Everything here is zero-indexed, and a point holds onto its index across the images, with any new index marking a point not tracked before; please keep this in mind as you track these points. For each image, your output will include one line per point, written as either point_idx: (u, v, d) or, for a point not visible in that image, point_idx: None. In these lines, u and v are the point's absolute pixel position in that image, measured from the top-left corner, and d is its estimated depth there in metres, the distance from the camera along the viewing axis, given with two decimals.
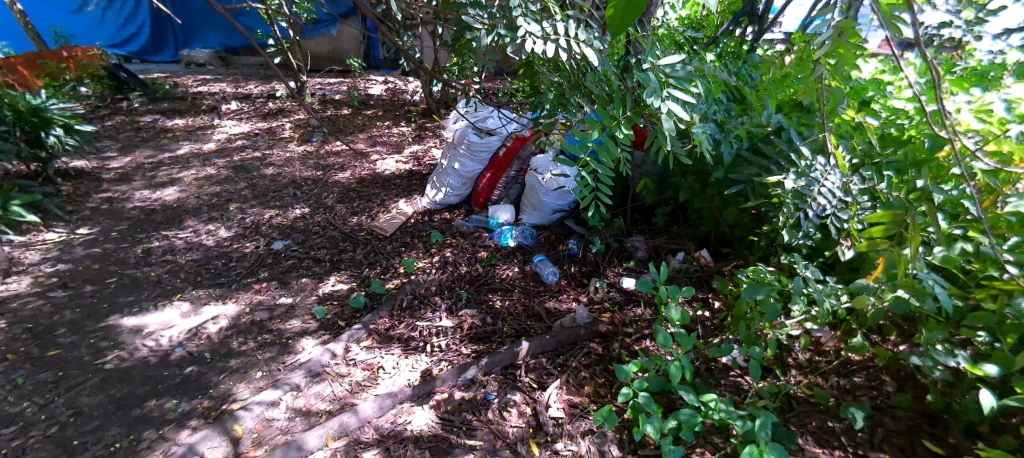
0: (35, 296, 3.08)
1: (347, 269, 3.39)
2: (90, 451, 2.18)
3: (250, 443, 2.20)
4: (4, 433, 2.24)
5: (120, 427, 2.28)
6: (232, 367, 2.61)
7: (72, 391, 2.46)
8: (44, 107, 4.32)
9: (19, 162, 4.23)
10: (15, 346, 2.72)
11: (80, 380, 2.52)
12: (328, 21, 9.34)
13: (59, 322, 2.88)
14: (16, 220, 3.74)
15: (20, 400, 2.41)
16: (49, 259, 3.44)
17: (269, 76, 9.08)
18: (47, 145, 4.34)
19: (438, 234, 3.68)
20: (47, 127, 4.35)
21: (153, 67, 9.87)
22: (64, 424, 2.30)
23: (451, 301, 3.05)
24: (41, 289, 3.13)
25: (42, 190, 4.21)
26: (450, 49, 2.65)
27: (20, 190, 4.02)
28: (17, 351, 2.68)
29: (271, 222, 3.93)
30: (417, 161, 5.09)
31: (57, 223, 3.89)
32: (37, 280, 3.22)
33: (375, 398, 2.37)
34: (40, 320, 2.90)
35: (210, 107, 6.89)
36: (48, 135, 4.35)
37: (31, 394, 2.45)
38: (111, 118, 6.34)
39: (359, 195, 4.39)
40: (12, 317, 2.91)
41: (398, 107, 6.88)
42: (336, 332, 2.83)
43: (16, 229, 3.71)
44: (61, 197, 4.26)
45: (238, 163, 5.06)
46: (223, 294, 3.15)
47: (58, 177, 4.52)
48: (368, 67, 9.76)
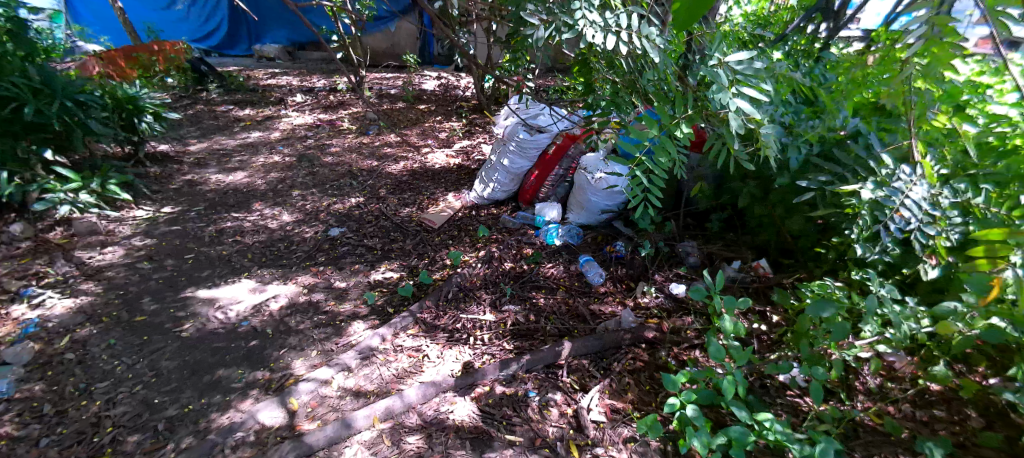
0: (126, 266, 3.32)
1: (396, 258, 3.45)
2: (168, 410, 2.32)
3: (305, 417, 2.28)
4: (97, 388, 2.42)
5: (193, 391, 2.42)
6: (289, 345, 2.71)
7: (154, 354, 2.63)
8: (137, 96, 4.71)
9: (116, 144, 4.57)
10: (109, 310, 2.92)
11: (161, 345, 2.69)
12: (387, 17, 9.57)
13: (145, 291, 3.09)
14: (112, 198, 4.05)
15: (112, 359, 2.59)
16: (139, 233, 3.71)
17: (331, 70, 9.42)
18: (139, 131, 4.67)
19: (485, 229, 3.70)
20: (140, 114, 4.68)
21: (229, 60, 10.46)
22: (147, 384, 2.45)
23: (496, 296, 3.05)
24: (130, 260, 3.37)
25: (135, 171, 4.55)
26: (504, 46, 2.63)
27: (116, 170, 4.36)
28: (110, 314, 2.88)
29: (329, 210, 4.07)
30: (466, 156, 5.13)
31: (145, 201, 4.18)
32: (128, 252, 3.46)
33: (420, 385, 2.40)
34: (130, 287, 3.12)
35: (278, 98, 7.23)
36: (140, 122, 4.68)
37: (119, 354, 2.62)
38: (192, 107, 6.76)
39: (410, 187, 4.47)
40: (106, 284, 3.13)
41: (450, 102, 6.96)
42: (384, 318, 2.89)
43: (113, 206, 4.01)
44: (150, 178, 4.58)
45: (301, 152, 5.28)
46: (284, 275, 3.28)
47: (147, 160, 4.86)
48: (422, 63, 9.95)
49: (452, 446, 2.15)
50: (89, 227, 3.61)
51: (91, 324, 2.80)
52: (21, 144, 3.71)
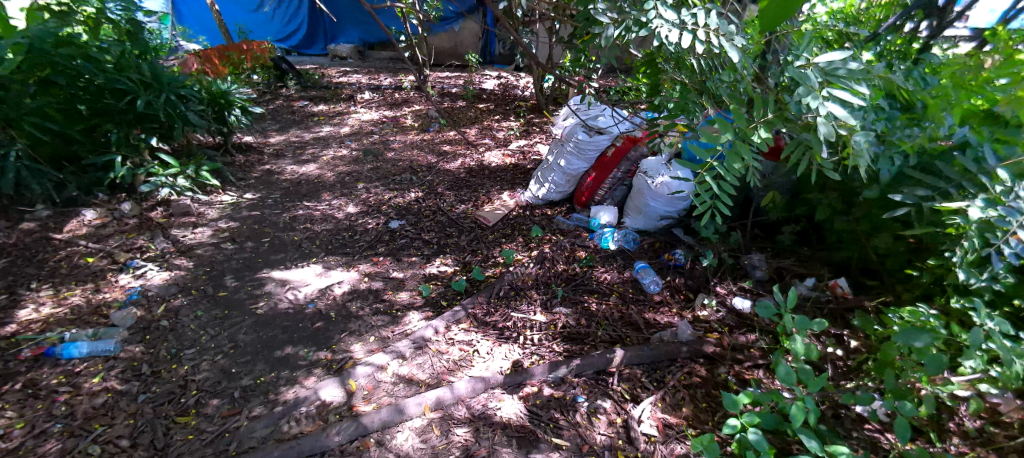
0: (212, 245, 3.56)
1: (451, 253, 3.49)
2: (243, 381, 2.45)
3: (361, 399, 2.34)
4: (186, 354, 2.58)
5: (265, 365, 2.54)
6: (349, 329, 2.80)
7: (233, 328, 2.78)
8: (227, 91, 4.97)
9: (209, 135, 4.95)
10: (197, 284, 3.13)
11: (238, 320, 2.85)
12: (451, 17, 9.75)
13: (227, 269, 3.30)
14: (204, 183, 4.36)
15: (201, 330, 2.75)
16: (224, 216, 3.97)
17: (397, 69, 9.71)
18: (229, 123, 5.00)
19: (538, 229, 3.66)
20: (229, 107, 5.01)
21: (307, 59, 11.05)
22: (227, 354, 2.61)
23: (547, 297, 3.00)
24: (216, 241, 3.61)
25: (223, 160, 4.87)
26: (566, 46, 2.59)
27: (208, 158, 4.69)
28: (198, 288, 3.08)
29: (390, 203, 4.18)
30: (522, 156, 5.12)
31: (231, 188, 4.47)
32: (215, 234, 3.70)
33: (469, 379, 2.41)
34: (216, 265, 3.34)
35: (347, 95, 7.54)
36: (229, 115, 5.01)
37: (204, 325, 2.79)
38: (272, 102, 7.19)
39: (468, 184, 4.51)
40: (195, 260, 3.37)
41: (509, 102, 6.99)
42: (438, 311, 2.93)
43: (204, 191, 4.32)
44: (235, 166, 4.89)
45: (367, 146, 5.48)
46: (347, 262, 3.41)
47: (234, 150, 5.20)
48: (483, 63, 10.05)
49: (499, 443, 2.14)
50: (184, 209, 3.90)
51: (183, 296, 3.00)
52: (132, 132, 4.09)
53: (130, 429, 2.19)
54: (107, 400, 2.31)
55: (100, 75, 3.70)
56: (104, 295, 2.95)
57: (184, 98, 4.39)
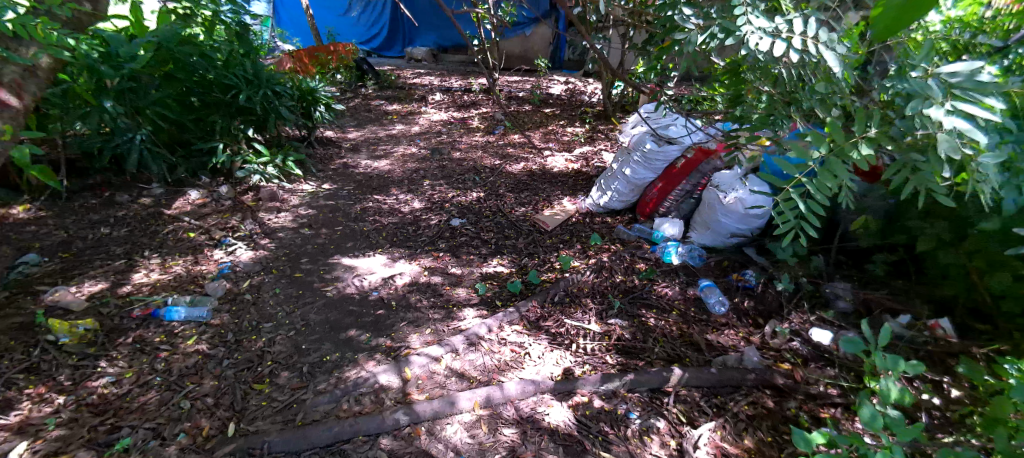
0: (291, 229, 3.77)
1: (508, 254, 3.49)
2: (310, 357, 2.56)
3: (415, 387, 2.38)
4: (265, 327, 2.73)
5: (331, 345, 2.64)
6: (408, 319, 2.86)
7: (305, 307, 2.92)
8: (315, 89, 5.34)
9: (297, 128, 5.24)
10: (277, 264, 3.31)
11: (310, 300, 2.99)
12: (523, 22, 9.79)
13: (303, 253, 3.47)
14: (289, 172, 4.64)
15: (278, 306, 2.91)
16: (305, 203, 4.19)
17: (468, 72, 9.91)
18: (314, 118, 5.31)
19: (598, 237, 3.58)
20: (314, 104, 5.31)
21: (385, 61, 11.55)
22: (298, 331, 2.73)
23: (602, 306, 2.92)
24: (295, 225, 3.82)
25: (307, 151, 5.16)
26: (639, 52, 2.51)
27: (295, 149, 5.00)
28: (277, 268, 3.27)
29: (453, 201, 4.24)
30: (585, 162, 5.04)
31: (312, 177, 4.72)
32: (294, 219, 3.92)
33: (519, 380, 2.38)
34: (294, 248, 3.52)
35: (419, 96, 7.78)
36: (315, 110, 5.31)
37: (281, 302, 2.95)
38: (352, 100, 7.56)
39: (528, 187, 4.49)
40: (277, 242, 3.58)
41: (575, 108, 6.92)
42: (492, 310, 2.92)
43: (288, 179, 4.58)
44: (316, 158, 5.16)
45: (434, 146, 5.61)
46: (410, 255, 3.49)
47: (317, 142, 5.50)
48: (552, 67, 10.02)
49: (545, 449, 2.09)
50: (270, 194, 4.17)
51: (266, 274, 3.20)
52: (233, 123, 4.45)
53: (214, 389, 2.32)
54: (197, 362, 2.46)
55: (215, 72, 4.16)
56: (199, 267, 3.19)
57: (279, 94, 4.73)
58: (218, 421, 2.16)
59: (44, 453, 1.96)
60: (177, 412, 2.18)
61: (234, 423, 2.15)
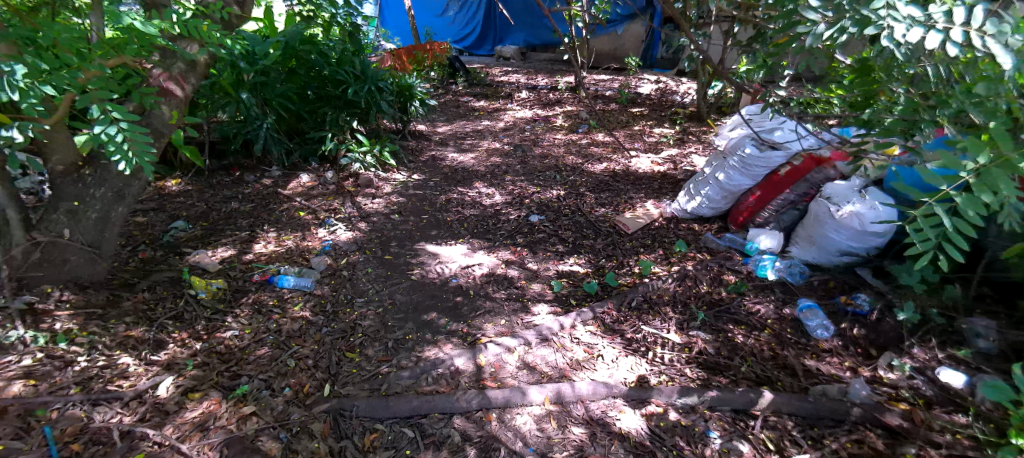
0: (383, 214, 3.98)
1: (585, 254, 3.42)
2: (393, 334, 2.68)
3: (489, 375, 2.40)
4: (358, 301, 2.91)
5: (415, 325, 2.76)
6: (484, 308, 2.89)
7: (392, 287, 3.07)
8: (412, 84, 5.52)
9: (393, 122, 5.53)
10: (370, 245, 3.51)
11: (398, 281, 3.13)
12: (615, 20, 9.49)
13: (392, 237, 3.65)
14: (384, 162, 4.90)
15: (370, 283, 3.09)
16: (397, 191, 4.41)
17: (556, 69, 9.86)
18: (409, 112, 5.52)
19: (683, 244, 3.40)
20: (411, 99, 5.51)
21: (475, 59, 11.81)
22: (387, 308, 2.88)
23: (684, 316, 2.77)
24: (387, 211, 4.03)
25: (400, 143, 5.42)
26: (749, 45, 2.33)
27: (390, 141, 5.28)
28: (370, 249, 3.47)
29: (533, 197, 4.23)
30: (674, 164, 4.81)
31: (404, 168, 4.95)
32: (386, 205, 4.13)
33: (591, 381, 2.33)
34: (385, 232, 3.71)
35: (507, 93, 7.87)
36: (411, 105, 5.52)
37: (373, 280, 3.13)
38: (443, 97, 7.83)
39: (610, 188, 4.37)
40: (370, 225, 3.80)
41: (667, 108, 6.63)
42: (566, 308, 2.88)
43: (383, 168, 4.83)
44: (409, 149, 5.41)
45: (518, 142, 5.65)
46: (489, 247, 3.54)
47: (410, 135, 5.76)
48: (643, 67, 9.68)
49: (614, 454, 2.03)
50: (368, 181, 4.43)
51: (360, 253, 3.40)
52: (341, 116, 4.74)
53: (314, 352, 2.50)
54: (302, 327, 2.66)
55: (329, 68, 4.56)
56: (307, 243, 3.46)
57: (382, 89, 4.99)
58: (316, 381, 2.32)
59: (183, 388, 2.13)
60: (284, 368, 2.36)
61: (329, 385, 2.30)
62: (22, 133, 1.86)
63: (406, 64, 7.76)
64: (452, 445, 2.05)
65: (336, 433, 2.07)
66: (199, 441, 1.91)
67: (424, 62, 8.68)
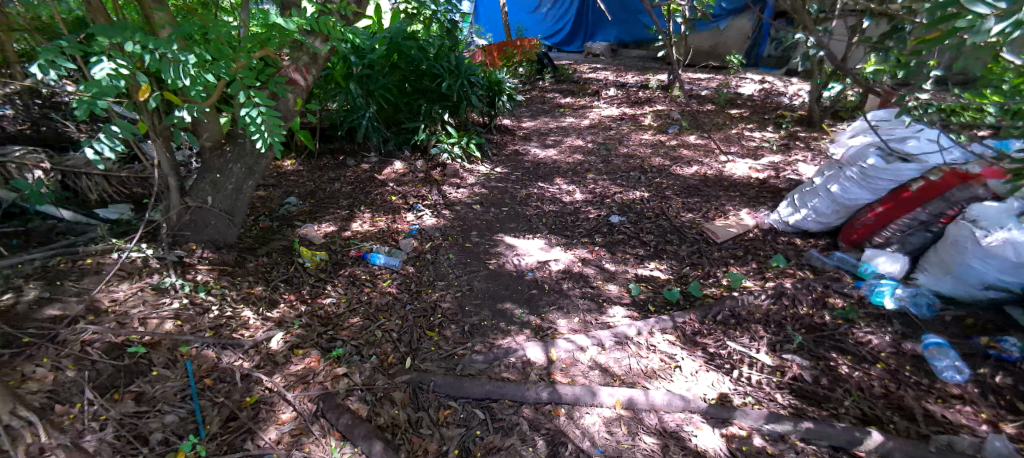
0: (466, 204, 4.14)
1: (668, 260, 3.34)
2: (469, 319, 2.80)
3: (558, 369, 2.44)
4: (438, 284, 3.08)
5: (489, 312, 2.86)
6: (559, 303, 2.93)
7: (470, 274, 3.21)
8: (501, 80, 5.64)
9: (481, 115, 5.70)
10: (450, 232, 3.68)
11: (475, 269, 3.27)
12: (720, 14, 9.10)
13: (472, 226, 3.80)
14: (470, 154, 5.08)
15: (451, 268, 3.25)
16: (479, 182, 4.57)
17: (648, 67, 9.60)
18: (496, 107, 5.66)
19: (781, 259, 3.23)
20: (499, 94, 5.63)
21: (563, 56, 11.81)
22: (464, 293, 3.02)
23: (778, 337, 2.63)
24: (470, 201, 4.20)
25: (486, 136, 5.60)
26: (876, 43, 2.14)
27: (477, 133, 5.46)
28: (450, 236, 3.63)
29: (615, 197, 4.19)
30: (775, 171, 4.51)
31: (488, 160, 5.11)
32: (468, 195, 4.30)
33: (667, 392, 2.30)
34: (467, 221, 3.87)
35: (594, 90, 7.80)
36: (500, 100, 5.63)
37: (454, 265, 3.29)
38: (529, 93, 7.94)
39: (699, 192, 4.22)
40: (453, 213, 3.98)
41: (770, 110, 6.23)
42: (643, 314, 2.83)
43: (469, 159, 5.02)
44: (493, 143, 5.57)
45: (602, 140, 5.62)
46: (566, 244, 3.57)
47: (495, 129, 5.91)
48: (747, 65, 9.14)
49: None
50: (454, 171, 4.64)
51: (443, 239, 3.59)
52: (434, 109, 5.00)
53: (398, 327, 2.69)
54: (387, 303, 2.86)
55: (427, 62, 4.82)
56: (396, 225, 3.70)
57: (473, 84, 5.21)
58: (399, 353, 2.50)
59: (291, 344, 2.40)
60: (372, 338, 2.57)
61: (410, 358, 2.47)
62: (188, 113, 2.19)
63: (496, 60, 7.98)
64: (521, 433, 2.13)
65: (414, 404, 2.22)
66: (302, 391, 2.15)
67: (514, 58, 8.82)
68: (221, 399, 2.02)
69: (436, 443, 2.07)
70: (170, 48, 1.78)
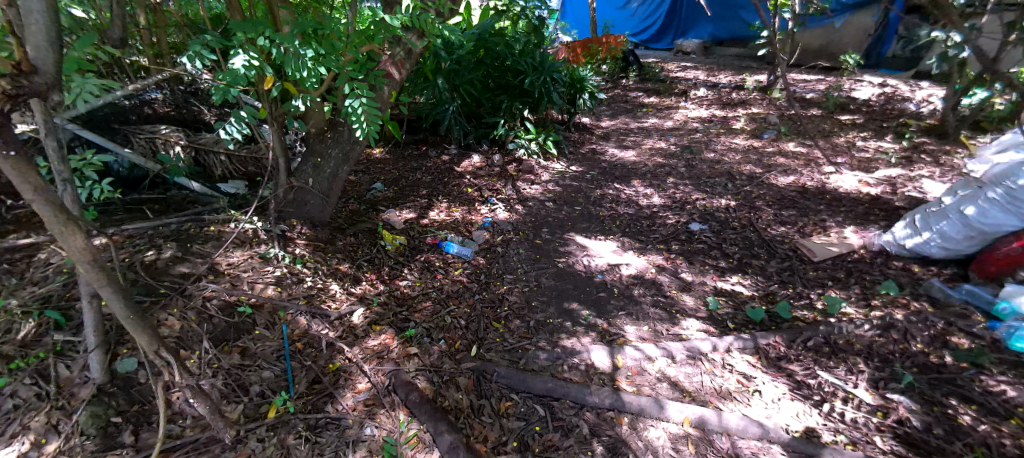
0: (538, 201, 4.18)
1: (752, 274, 3.15)
2: (535, 315, 2.85)
3: (624, 377, 2.42)
4: (507, 278, 3.16)
5: (555, 310, 2.90)
6: (628, 309, 2.90)
7: (538, 270, 3.27)
8: (584, 78, 5.62)
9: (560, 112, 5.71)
10: (522, 228, 3.74)
11: (545, 265, 3.31)
12: (841, 9, 8.54)
13: (544, 223, 3.85)
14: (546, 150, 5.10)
15: (519, 263, 3.32)
16: (553, 180, 4.60)
17: (744, 66, 9.12)
18: (576, 104, 5.62)
19: (893, 287, 2.85)
20: (581, 92, 5.61)
21: (651, 53, 11.54)
22: (532, 289, 3.08)
23: (882, 374, 2.35)
24: (543, 198, 4.24)
25: (563, 134, 5.60)
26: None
27: (555, 131, 5.46)
28: (522, 231, 3.70)
29: (697, 204, 4.06)
30: (891, 186, 4.07)
31: (563, 158, 5.11)
32: (542, 192, 4.35)
33: (744, 417, 2.16)
34: (539, 218, 3.91)
35: (681, 90, 7.55)
36: (580, 97, 5.61)
37: (523, 260, 3.35)
38: (612, 91, 7.86)
39: (795, 204, 3.94)
40: (525, 209, 4.04)
41: (891, 117, 5.66)
42: (721, 330, 2.70)
43: (545, 157, 5.05)
44: (570, 141, 5.57)
45: (687, 143, 5.44)
46: (640, 248, 3.51)
47: (573, 127, 5.89)
48: (866, 66, 8.26)
49: None
50: (529, 168, 4.70)
51: (515, 233, 3.67)
52: (514, 104, 5.07)
53: (466, 316, 2.79)
54: (457, 290, 2.99)
55: (511, 59, 4.97)
56: (471, 216, 3.85)
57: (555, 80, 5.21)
58: (466, 341, 2.60)
59: (370, 320, 2.57)
60: (443, 323, 2.70)
61: (476, 347, 2.57)
62: (301, 101, 2.46)
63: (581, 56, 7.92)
64: (579, 435, 2.13)
65: (477, 391, 2.31)
66: (377, 365, 2.30)
67: (598, 55, 8.75)
68: (309, 363, 2.22)
69: (496, 432, 2.14)
70: (293, 43, 2.01)
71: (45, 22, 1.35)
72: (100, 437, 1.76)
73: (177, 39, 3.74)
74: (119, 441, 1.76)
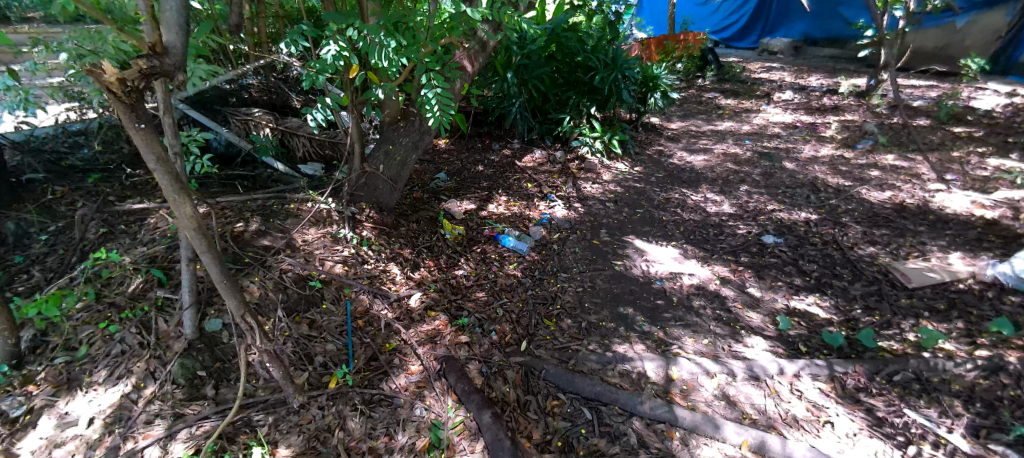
0: (599, 201, 4.13)
1: (831, 295, 2.94)
2: (586, 317, 2.83)
3: (678, 390, 2.35)
4: (561, 276, 3.16)
5: (608, 314, 2.86)
6: (686, 321, 2.81)
7: (594, 270, 3.23)
8: (658, 76, 5.44)
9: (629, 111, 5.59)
10: (581, 227, 3.71)
11: (601, 267, 3.27)
12: (967, 7, 7.72)
13: (602, 224, 3.79)
14: (610, 149, 5.01)
15: (574, 262, 3.31)
16: (616, 180, 4.52)
17: (840, 69, 8.44)
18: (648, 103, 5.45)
19: (1007, 325, 2.49)
20: (654, 90, 5.44)
21: (734, 52, 11.01)
22: (586, 289, 3.05)
23: (986, 421, 2.11)
24: (604, 198, 4.18)
25: (631, 133, 5.47)
26: None
27: (624, 130, 5.33)
28: (581, 230, 3.68)
29: (772, 215, 3.84)
30: (1013, 209, 3.60)
31: (628, 158, 5.00)
32: (603, 192, 4.28)
33: (812, 447, 2.03)
34: (598, 218, 3.86)
35: (764, 93, 7.15)
36: (651, 96, 5.44)
37: (578, 260, 3.33)
38: (687, 91, 7.59)
39: (888, 223, 3.62)
40: (585, 208, 4.00)
41: (1018, 131, 5.01)
42: (791, 352, 2.54)
43: (609, 155, 4.96)
44: (637, 141, 5.44)
45: (765, 149, 5.15)
46: (704, 258, 3.38)
47: (641, 128, 5.74)
48: (991, 71, 7.40)
49: None
50: (592, 167, 4.65)
51: (572, 232, 3.64)
52: (582, 101, 4.98)
53: (518, 310, 2.82)
54: (511, 284, 3.03)
55: (584, 54, 4.90)
56: (529, 212, 3.86)
57: (626, 77, 5.04)
58: (516, 336, 2.62)
59: (426, 305, 2.66)
60: (495, 315, 2.74)
61: (526, 342, 2.59)
62: (382, 91, 2.57)
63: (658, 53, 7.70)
64: (626, 444, 2.09)
65: (525, 386, 2.33)
66: (430, 349, 2.38)
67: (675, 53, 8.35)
68: (367, 341, 2.34)
69: (541, 429, 2.15)
70: (379, 34, 2.09)
71: (176, 11, 1.55)
72: (186, 387, 1.95)
73: (275, 29, 4.02)
74: (202, 393, 1.95)
